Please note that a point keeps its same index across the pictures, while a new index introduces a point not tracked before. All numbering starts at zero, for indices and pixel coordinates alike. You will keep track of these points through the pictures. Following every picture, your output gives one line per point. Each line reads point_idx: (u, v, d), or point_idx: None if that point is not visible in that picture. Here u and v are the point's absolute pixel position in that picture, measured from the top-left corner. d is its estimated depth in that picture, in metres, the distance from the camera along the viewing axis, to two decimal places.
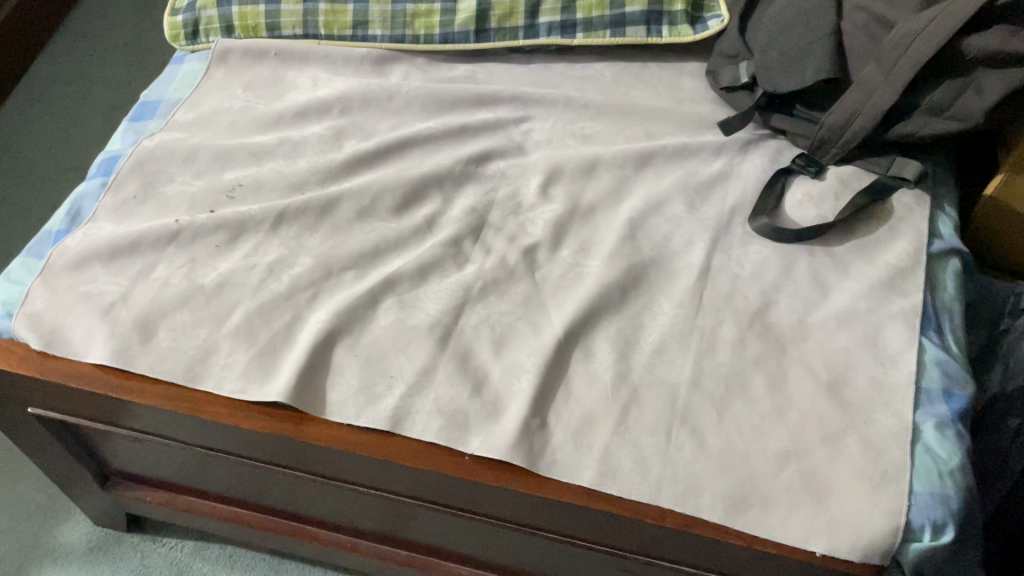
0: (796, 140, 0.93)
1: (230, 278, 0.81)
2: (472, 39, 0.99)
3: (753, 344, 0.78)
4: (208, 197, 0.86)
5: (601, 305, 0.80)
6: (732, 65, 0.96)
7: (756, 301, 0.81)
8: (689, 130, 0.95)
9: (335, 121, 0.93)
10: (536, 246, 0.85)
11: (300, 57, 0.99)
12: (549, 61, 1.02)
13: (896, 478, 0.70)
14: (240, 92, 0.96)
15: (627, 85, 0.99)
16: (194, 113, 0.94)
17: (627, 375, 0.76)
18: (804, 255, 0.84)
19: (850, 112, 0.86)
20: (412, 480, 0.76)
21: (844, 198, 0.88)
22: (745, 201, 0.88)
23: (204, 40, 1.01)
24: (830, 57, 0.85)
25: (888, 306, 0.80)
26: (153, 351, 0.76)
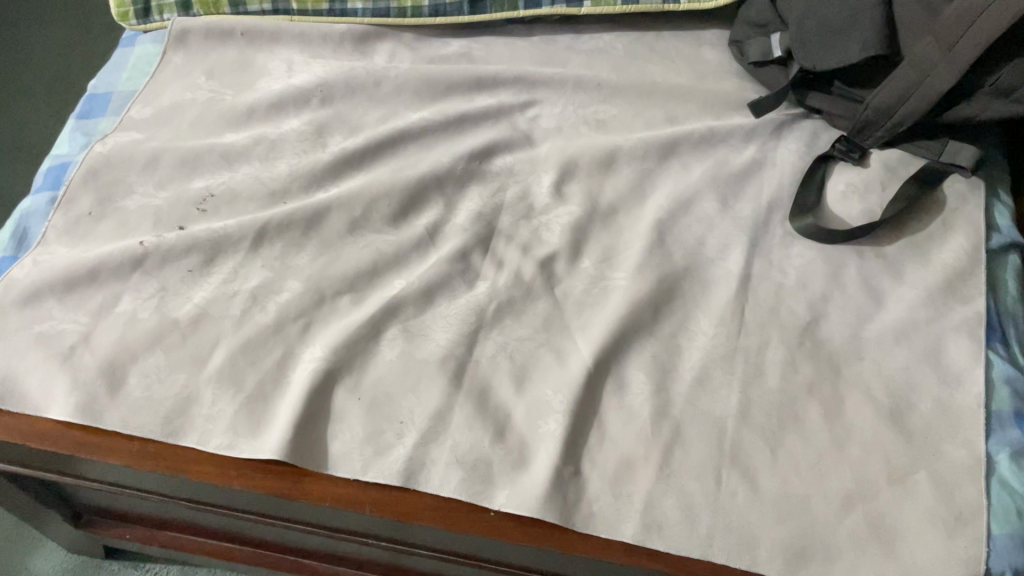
0: (833, 121, 0.83)
1: (208, 310, 0.70)
2: (466, 11, 0.87)
3: (804, 367, 0.70)
4: (175, 211, 0.75)
5: (632, 327, 0.71)
6: (760, 35, 0.85)
7: (803, 314, 0.72)
8: (715, 111, 0.85)
9: (316, 114, 0.82)
10: (553, 257, 0.75)
11: (270, 36, 0.86)
12: (552, 32, 0.90)
13: (972, 519, 0.63)
14: (203, 80, 0.84)
15: (642, 59, 0.88)
16: (151, 108, 0.82)
17: (667, 410, 0.67)
18: (852, 257, 0.75)
19: (901, 93, 0.76)
20: (429, 535, 0.67)
21: (892, 188, 0.80)
22: (782, 195, 0.79)
23: (158, 18, 0.88)
24: (879, 30, 0.75)
25: (949, 316, 0.72)
26: (124, 403, 0.66)
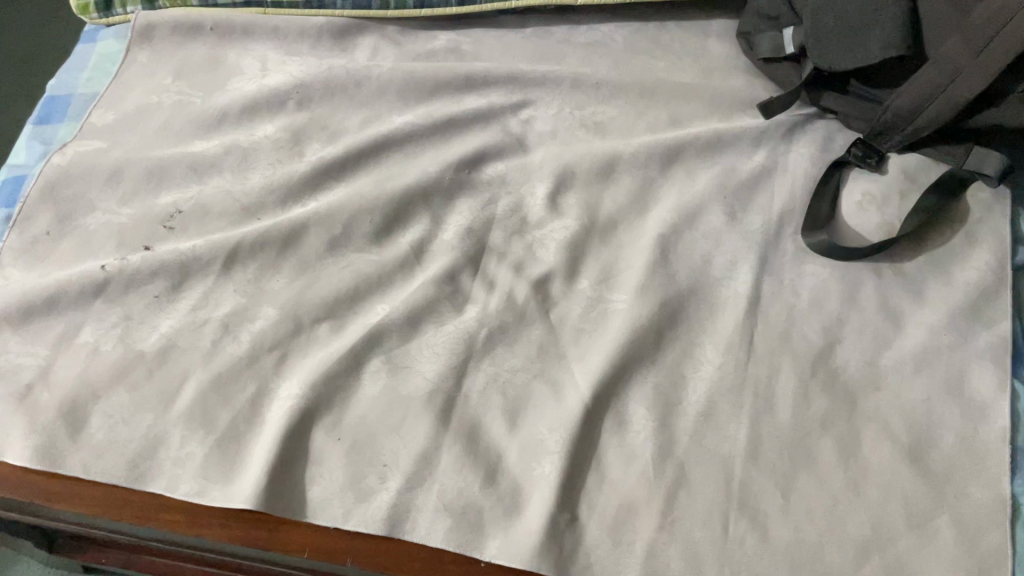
0: (849, 123, 0.77)
1: (176, 340, 0.65)
2: (454, 2, 0.81)
3: (818, 399, 0.65)
4: (140, 230, 0.70)
5: (633, 356, 0.66)
6: (771, 29, 0.79)
7: (817, 340, 0.67)
8: (722, 111, 0.79)
9: (292, 118, 0.76)
10: (548, 277, 0.70)
11: (242, 30, 0.80)
12: (547, 23, 0.84)
13: (996, 570, 0.59)
14: (171, 81, 0.77)
15: (644, 54, 0.82)
16: (114, 113, 0.76)
17: (671, 449, 0.63)
18: (869, 275, 0.70)
19: (923, 97, 0.70)
20: None
21: (912, 197, 0.74)
22: (794, 205, 0.74)
23: (121, 11, 0.81)
24: (902, 29, 0.69)
25: (973, 341, 0.67)
26: (87, 446, 0.62)
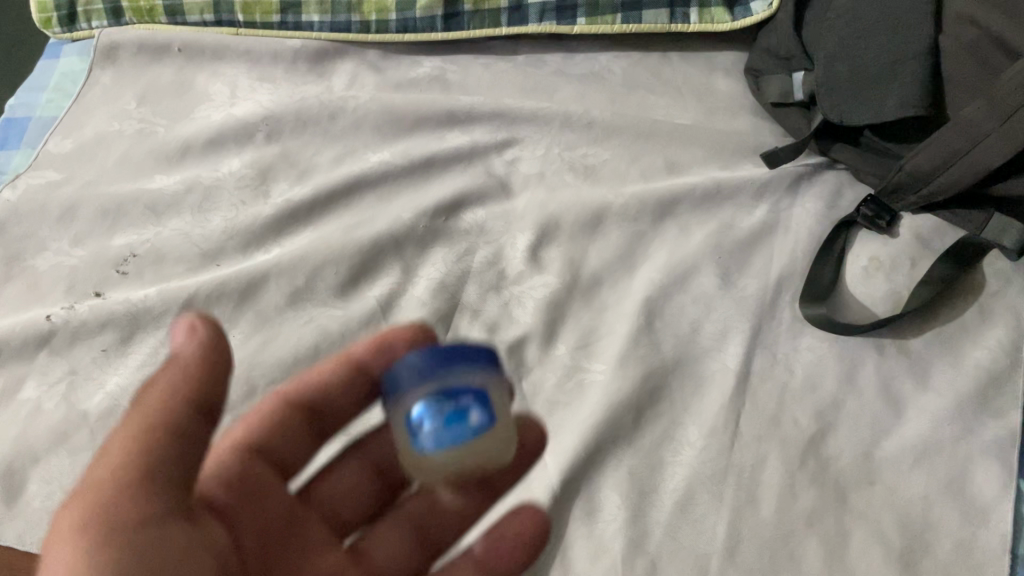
0: (862, 174, 0.70)
1: (123, 399, 0.60)
2: (440, 27, 0.76)
3: (805, 493, 0.60)
4: (91, 274, 0.65)
5: (608, 437, 0.61)
6: (782, 70, 0.73)
7: (809, 426, 0.62)
8: (724, 157, 0.73)
9: (260, 153, 0.71)
10: (523, 341, 0.65)
11: (212, 52, 0.75)
12: (541, 51, 0.78)
13: None
14: (134, 106, 0.73)
15: (643, 89, 0.76)
16: (72, 141, 0.71)
17: (643, 543, 0.58)
18: (870, 353, 0.65)
19: (942, 160, 0.64)
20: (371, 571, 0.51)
21: (924, 265, 0.68)
22: (795, 269, 0.68)
23: (85, 26, 0.77)
24: (922, 87, 0.63)
25: (978, 434, 0.62)
26: (22, 515, 0.57)
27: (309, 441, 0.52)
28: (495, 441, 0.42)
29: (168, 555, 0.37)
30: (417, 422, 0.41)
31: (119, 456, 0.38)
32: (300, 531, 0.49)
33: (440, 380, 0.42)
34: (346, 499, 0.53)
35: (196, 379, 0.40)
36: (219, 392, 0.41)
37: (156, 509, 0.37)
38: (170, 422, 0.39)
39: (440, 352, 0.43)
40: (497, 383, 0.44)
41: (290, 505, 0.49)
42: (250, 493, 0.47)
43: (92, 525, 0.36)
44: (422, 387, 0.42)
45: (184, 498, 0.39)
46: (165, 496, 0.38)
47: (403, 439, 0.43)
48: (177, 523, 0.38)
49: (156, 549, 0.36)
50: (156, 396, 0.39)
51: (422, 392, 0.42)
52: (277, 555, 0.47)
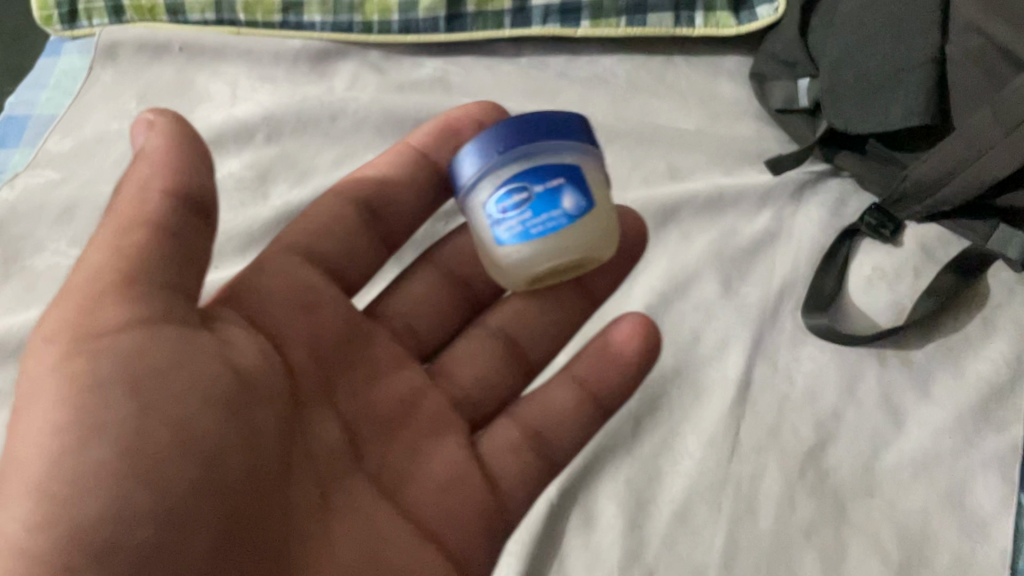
0: (866, 183, 0.70)
1: None
2: (442, 28, 0.75)
3: (804, 504, 0.60)
4: None
5: (606, 446, 0.61)
6: (787, 76, 0.72)
7: (809, 437, 0.62)
8: (728, 163, 0.72)
9: (259, 154, 0.71)
10: None
11: (213, 52, 0.75)
12: (544, 53, 0.77)
13: None
14: (134, 106, 0.73)
15: (646, 93, 0.75)
16: (72, 139, 0.71)
17: (640, 553, 0.58)
18: (872, 364, 0.65)
19: (947, 169, 0.63)
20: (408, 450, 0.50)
21: (927, 275, 0.68)
22: (797, 278, 0.67)
23: (86, 24, 0.76)
24: (927, 95, 0.62)
25: (979, 447, 0.61)
26: None
27: (429, 294, 0.57)
28: (596, 236, 0.47)
29: (148, 360, 0.38)
30: (520, 193, 0.46)
31: (99, 269, 0.39)
32: (359, 355, 0.51)
33: (533, 158, 0.47)
34: (468, 367, 0.56)
35: (167, 176, 0.41)
36: (196, 180, 0.42)
37: (137, 313, 0.39)
38: (149, 216, 0.40)
39: (528, 123, 0.47)
40: (592, 158, 0.49)
41: (351, 320, 0.51)
42: (296, 315, 0.48)
43: (69, 331, 0.38)
44: (521, 161, 0.47)
45: (175, 307, 0.40)
46: (151, 301, 0.40)
47: (488, 215, 0.47)
48: (167, 330, 0.39)
49: (134, 351, 0.38)
50: (137, 186, 0.41)
51: (519, 175, 0.46)
52: (328, 384, 0.49)
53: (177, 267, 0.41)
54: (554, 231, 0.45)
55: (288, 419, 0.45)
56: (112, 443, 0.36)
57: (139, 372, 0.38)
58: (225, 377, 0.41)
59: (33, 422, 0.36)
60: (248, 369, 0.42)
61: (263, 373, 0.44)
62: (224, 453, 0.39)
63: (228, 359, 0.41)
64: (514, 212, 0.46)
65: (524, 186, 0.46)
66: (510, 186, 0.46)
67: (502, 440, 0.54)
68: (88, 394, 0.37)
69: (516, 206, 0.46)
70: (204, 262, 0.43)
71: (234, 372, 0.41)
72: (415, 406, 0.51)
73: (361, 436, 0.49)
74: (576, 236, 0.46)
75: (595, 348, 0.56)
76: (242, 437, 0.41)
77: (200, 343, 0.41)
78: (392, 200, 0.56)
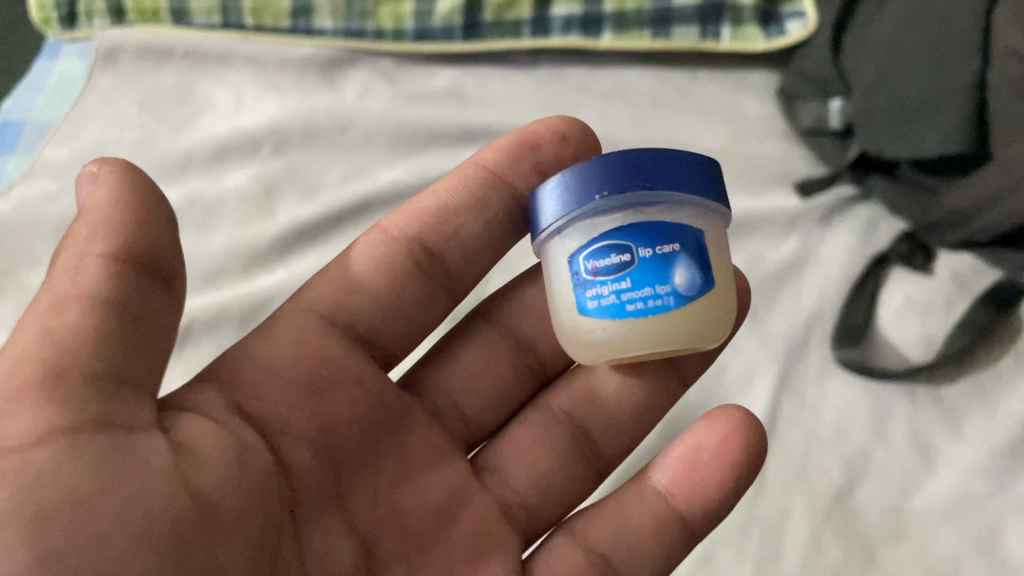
0: (897, 210, 0.67)
1: None
2: (458, 37, 0.72)
3: (830, 548, 0.57)
4: None
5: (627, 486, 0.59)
6: (818, 96, 0.69)
7: (835, 478, 0.59)
8: (754, 185, 0.70)
9: (265, 167, 0.68)
10: None
11: (218, 58, 0.72)
12: (563, 64, 0.74)
13: None
14: (135, 114, 0.70)
15: (669, 109, 0.72)
16: (68, 148, 0.68)
17: None
18: (902, 401, 0.62)
19: (981, 200, 0.60)
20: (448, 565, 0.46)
21: (959, 306, 0.65)
22: (826, 308, 0.65)
23: (85, 26, 0.73)
24: (962, 122, 0.59)
25: (1014, 490, 0.58)
26: None
27: (487, 352, 0.53)
28: (705, 314, 0.43)
29: (59, 487, 0.33)
30: (627, 249, 0.42)
31: (24, 358, 0.36)
32: (382, 453, 0.47)
33: (647, 209, 0.43)
34: (523, 464, 0.51)
35: (113, 237, 0.38)
36: (144, 243, 0.39)
37: (59, 423, 0.34)
38: (84, 291, 0.37)
39: (649, 166, 0.43)
40: (709, 220, 0.45)
41: (373, 413, 0.47)
42: (308, 411, 0.45)
43: None
44: (635, 211, 0.43)
45: (112, 409, 0.36)
46: (78, 405, 0.35)
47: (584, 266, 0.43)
48: (99, 445, 0.35)
49: (45, 477, 0.33)
50: (76, 252, 0.38)
51: (629, 226, 0.43)
52: (338, 487, 0.45)
53: (118, 353, 0.37)
54: (659, 294, 0.42)
55: (283, 550, 0.41)
56: None
57: (45, 503, 0.33)
58: (174, 504, 0.36)
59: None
60: (211, 490, 0.37)
61: (239, 495, 0.38)
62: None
63: (182, 479, 0.36)
64: (617, 269, 0.42)
65: (634, 243, 0.42)
66: (616, 239, 0.43)
67: (559, 562, 0.47)
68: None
69: (620, 263, 0.42)
70: (157, 340, 0.39)
71: (188, 495, 0.36)
72: (455, 512, 0.47)
73: (382, 555, 0.45)
74: (682, 308, 0.43)
75: (673, 460, 0.48)
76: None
77: (140, 460, 0.36)
78: (455, 225, 0.52)
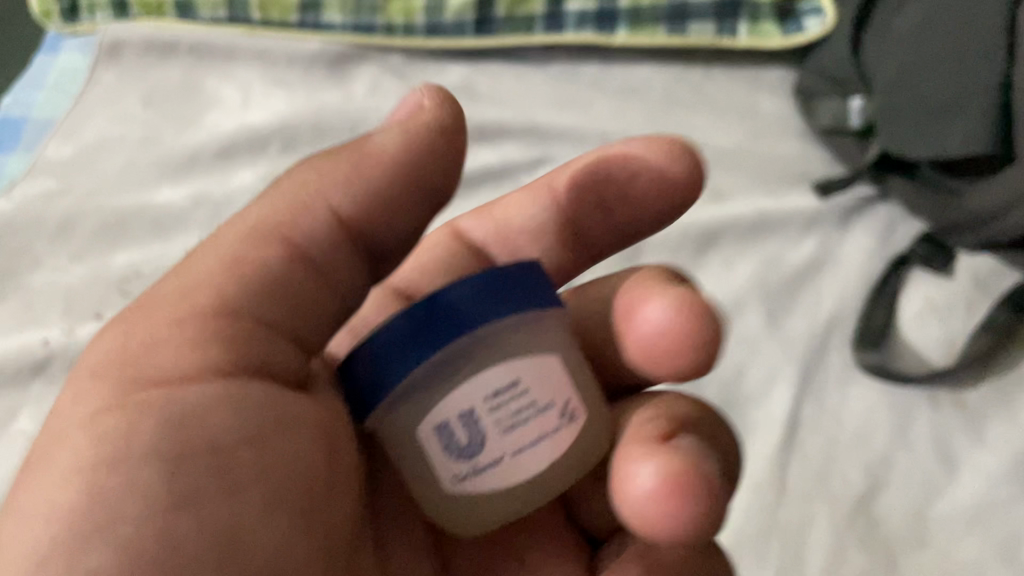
0: (917, 211, 0.66)
1: None
2: (469, 32, 0.71)
3: (852, 556, 0.56)
4: (90, 294, 0.60)
5: None
6: (836, 94, 0.68)
7: (857, 483, 0.58)
8: (771, 185, 0.69)
9: (273, 165, 0.66)
10: None
11: (224, 53, 0.70)
12: (576, 60, 0.73)
13: None
14: (139, 111, 0.68)
15: (685, 107, 0.71)
16: (71, 146, 0.66)
17: None
18: (924, 406, 0.61)
19: (1008, 201, 0.59)
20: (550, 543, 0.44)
21: (980, 309, 0.64)
22: (846, 310, 0.64)
23: (88, 19, 0.72)
24: (984, 122, 0.58)
25: None
26: None
27: None
28: (550, 460, 0.34)
29: (207, 428, 0.33)
30: (471, 420, 0.33)
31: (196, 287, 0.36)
32: None
33: (501, 353, 0.34)
34: None
35: (352, 185, 0.37)
36: (383, 185, 0.37)
37: (213, 363, 0.34)
38: (278, 229, 0.37)
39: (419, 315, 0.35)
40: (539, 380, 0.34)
41: None
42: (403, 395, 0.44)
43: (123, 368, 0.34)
44: (475, 358, 0.34)
45: (270, 356, 0.36)
46: (227, 346, 0.35)
47: (433, 450, 0.34)
48: (254, 396, 0.35)
49: (193, 413, 0.33)
50: (306, 187, 0.38)
51: (471, 397, 0.33)
52: None
53: (286, 309, 0.37)
54: (504, 462, 0.33)
55: None
56: (115, 542, 0.31)
57: (187, 445, 0.33)
58: (317, 467, 0.35)
59: (56, 486, 0.32)
60: (348, 456, 0.37)
61: (363, 464, 0.39)
62: (282, 569, 0.34)
63: (328, 445, 0.36)
64: (464, 446, 0.33)
65: (473, 408, 0.33)
66: (457, 416, 0.33)
67: None
68: (117, 465, 0.32)
69: (469, 437, 0.33)
70: (338, 281, 0.39)
71: (330, 459, 0.36)
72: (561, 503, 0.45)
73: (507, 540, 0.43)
74: (537, 459, 0.34)
75: None
76: (308, 551, 0.35)
77: (293, 413, 0.35)
78: (521, 248, 0.48)
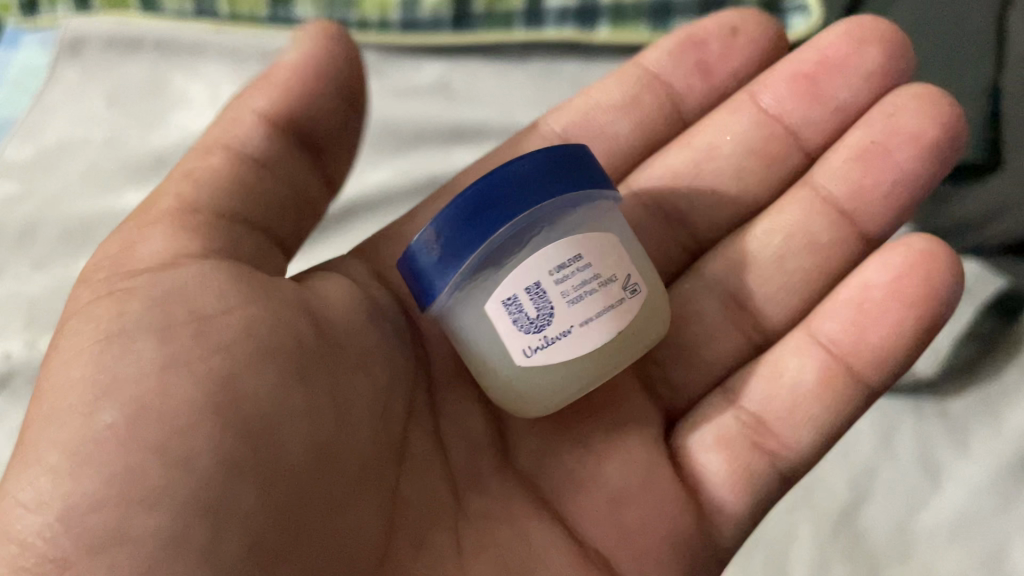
0: None
1: None
2: (446, 28, 0.69)
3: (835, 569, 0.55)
4: (53, 302, 0.57)
5: None
6: None
7: (842, 495, 0.58)
8: None
9: None
10: None
11: (190, 49, 0.68)
12: (555, 57, 0.70)
13: None
14: (102, 110, 0.66)
15: None
16: (33, 147, 0.64)
17: None
18: (909, 417, 0.59)
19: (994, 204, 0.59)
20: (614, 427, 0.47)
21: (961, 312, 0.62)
22: None
23: (48, 13, 0.69)
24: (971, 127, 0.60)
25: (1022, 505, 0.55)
26: None
27: None
28: (614, 326, 0.40)
29: (194, 299, 0.37)
30: (537, 293, 0.39)
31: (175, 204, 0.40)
32: None
33: (565, 226, 0.40)
34: None
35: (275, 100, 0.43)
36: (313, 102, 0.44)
37: (190, 252, 0.38)
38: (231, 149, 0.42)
39: (485, 193, 0.40)
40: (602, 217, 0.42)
41: None
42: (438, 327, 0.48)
43: (109, 275, 0.38)
44: (543, 235, 0.40)
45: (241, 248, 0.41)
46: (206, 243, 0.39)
47: (502, 324, 0.39)
48: (236, 271, 0.39)
49: (183, 288, 0.37)
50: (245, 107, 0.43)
51: (537, 271, 0.39)
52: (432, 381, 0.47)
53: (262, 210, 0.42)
54: (574, 331, 0.39)
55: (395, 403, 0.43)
56: (124, 400, 0.34)
57: (177, 317, 0.36)
58: (301, 329, 0.39)
59: (58, 391, 0.34)
60: (335, 329, 0.41)
61: (359, 338, 0.42)
62: (283, 407, 0.36)
63: (307, 311, 0.40)
64: (533, 319, 0.39)
65: (539, 282, 0.39)
66: (525, 291, 0.39)
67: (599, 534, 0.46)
68: (116, 343, 0.35)
69: (537, 311, 0.39)
70: (301, 191, 0.45)
71: (312, 326, 0.39)
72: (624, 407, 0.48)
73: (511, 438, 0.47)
74: (602, 326, 0.40)
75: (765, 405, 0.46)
76: (306, 400, 0.37)
77: (272, 287, 0.40)
78: None
